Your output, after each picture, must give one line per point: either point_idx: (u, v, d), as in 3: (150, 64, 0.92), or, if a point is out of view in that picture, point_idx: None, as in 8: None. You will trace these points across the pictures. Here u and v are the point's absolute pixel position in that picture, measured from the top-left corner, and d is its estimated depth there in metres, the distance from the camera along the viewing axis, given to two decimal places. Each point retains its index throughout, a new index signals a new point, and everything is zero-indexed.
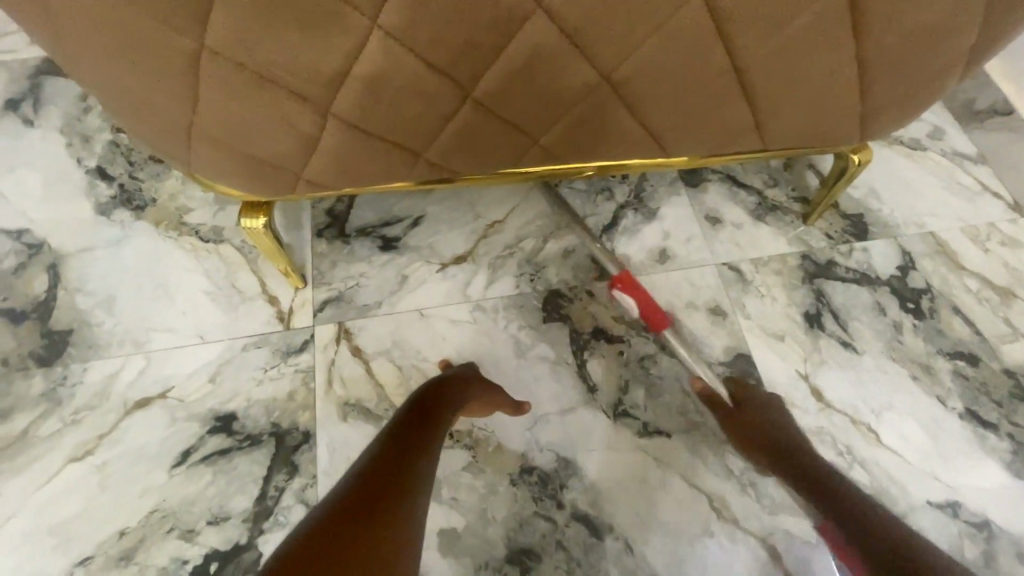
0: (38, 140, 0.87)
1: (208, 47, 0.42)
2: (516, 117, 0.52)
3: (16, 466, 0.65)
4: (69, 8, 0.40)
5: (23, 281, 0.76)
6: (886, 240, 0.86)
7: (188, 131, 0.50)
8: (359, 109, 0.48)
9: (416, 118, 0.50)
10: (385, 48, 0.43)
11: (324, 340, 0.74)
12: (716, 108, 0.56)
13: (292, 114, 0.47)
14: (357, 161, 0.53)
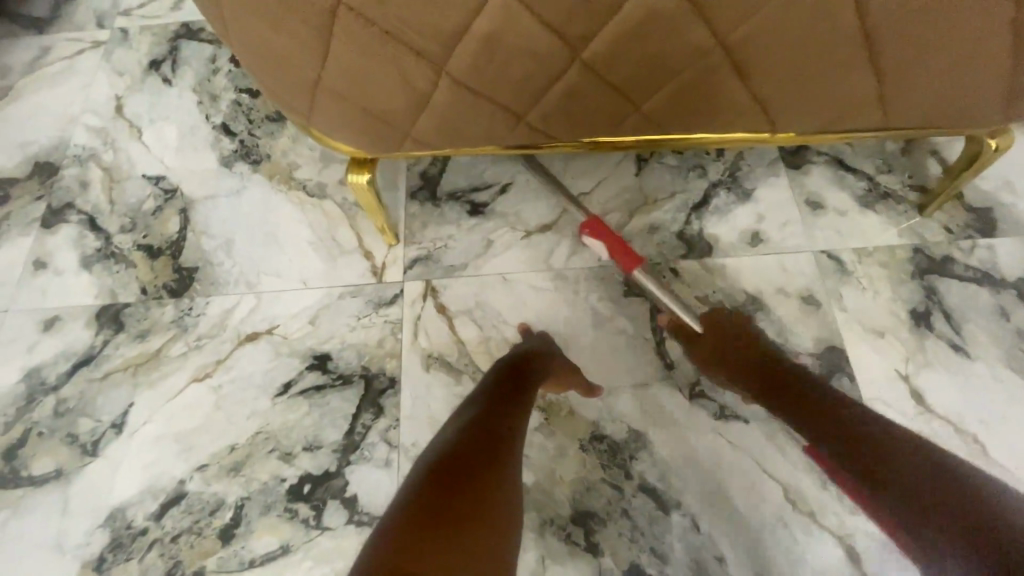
0: (174, 97, 0.98)
1: (344, 4, 0.45)
2: (621, 81, 0.52)
3: (150, 380, 0.75)
4: None
5: (160, 222, 0.86)
6: (1017, 238, 0.77)
7: (314, 86, 0.54)
8: (471, 68, 0.49)
9: (524, 79, 0.51)
10: (505, 7, 0.45)
11: (413, 294, 0.78)
12: (838, 79, 0.52)
13: (409, 71, 0.50)
14: (462, 121, 0.55)
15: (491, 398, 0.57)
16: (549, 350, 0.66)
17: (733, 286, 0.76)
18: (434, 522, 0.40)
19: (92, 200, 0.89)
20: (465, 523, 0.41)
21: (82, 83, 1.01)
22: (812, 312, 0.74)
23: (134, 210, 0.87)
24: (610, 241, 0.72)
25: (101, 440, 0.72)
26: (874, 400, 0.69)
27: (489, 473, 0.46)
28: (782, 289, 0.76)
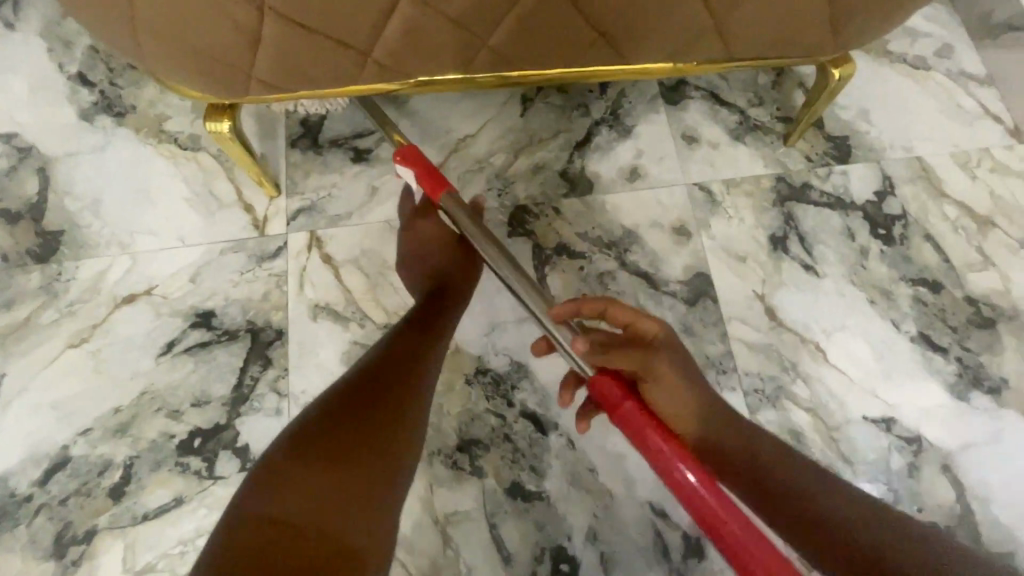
0: (19, 43, 0.88)
1: None
2: (459, 15, 0.51)
3: (22, 349, 0.72)
4: None
5: (16, 183, 0.80)
6: (868, 164, 0.83)
7: (133, 27, 0.51)
8: (294, 2, 0.47)
9: (355, 14, 0.49)
10: None
11: (297, 247, 0.77)
12: (670, 8, 0.53)
13: (229, 7, 0.47)
14: (304, 60, 0.54)
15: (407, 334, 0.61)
16: (456, 264, 0.68)
17: (612, 221, 0.79)
18: (314, 455, 0.47)
19: None
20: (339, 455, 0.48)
21: None
22: (683, 243, 0.79)
23: None
24: (420, 169, 0.63)
25: None
26: (733, 320, 0.75)
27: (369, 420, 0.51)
28: (656, 222, 0.79)
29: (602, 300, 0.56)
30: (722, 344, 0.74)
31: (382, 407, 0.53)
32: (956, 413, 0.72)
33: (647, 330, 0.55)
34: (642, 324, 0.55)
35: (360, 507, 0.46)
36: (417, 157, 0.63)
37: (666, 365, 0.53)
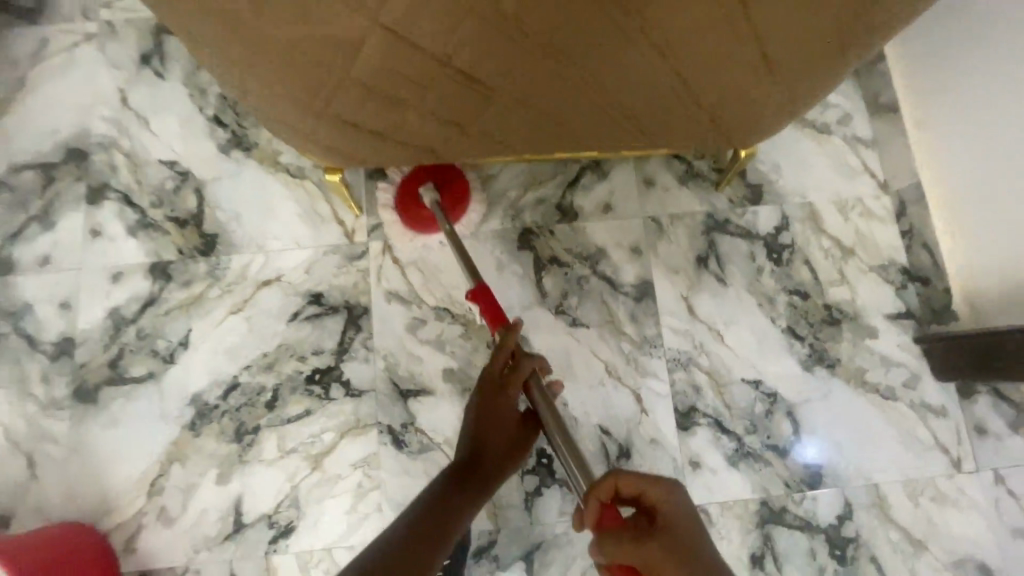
0: (169, 89, 1.22)
1: (320, 122, 0.78)
2: (497, 141, 0.87)
3: (200, 313, 1.11)
4: (251, 103, 0.77)
5: (181, 198, 1.17)
6: (773, 206, 1.18)
7: (306, 146, 0.87)
8: (404, 139, 0.84)
9: (438, 142, 0.85)
10: (417, 119, 0.79)
11: (375, 251, 1.14)
12: (623, 138, 0.88)
13: (368, 141, 0.84)
14: (403, 158, 0.90)
15: (501, 443, 0.92)
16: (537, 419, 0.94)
17: (589, 241, 1.16)
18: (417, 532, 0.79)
19: (123, 181, 1.17)
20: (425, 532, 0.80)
21: (85, 74, 1.23)
22: (636, 259, 1.15)
23: (159, 189, 1.17)
24: (485, 309, 0.92)
25: (175, 353, 1.10)
26: (665, 313, 1.13)
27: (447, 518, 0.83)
28: (619, 243, 1.16)
29: (611, 476, 0.72)
30: (656, 328, 1.13)
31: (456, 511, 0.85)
32: (802, 379, 1.11)
33: (656, 498, 0.72)
34: (652, 492, 0.72)
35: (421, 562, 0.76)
36: (485, 297, 0.93)
37: (662, 549, 0.67)
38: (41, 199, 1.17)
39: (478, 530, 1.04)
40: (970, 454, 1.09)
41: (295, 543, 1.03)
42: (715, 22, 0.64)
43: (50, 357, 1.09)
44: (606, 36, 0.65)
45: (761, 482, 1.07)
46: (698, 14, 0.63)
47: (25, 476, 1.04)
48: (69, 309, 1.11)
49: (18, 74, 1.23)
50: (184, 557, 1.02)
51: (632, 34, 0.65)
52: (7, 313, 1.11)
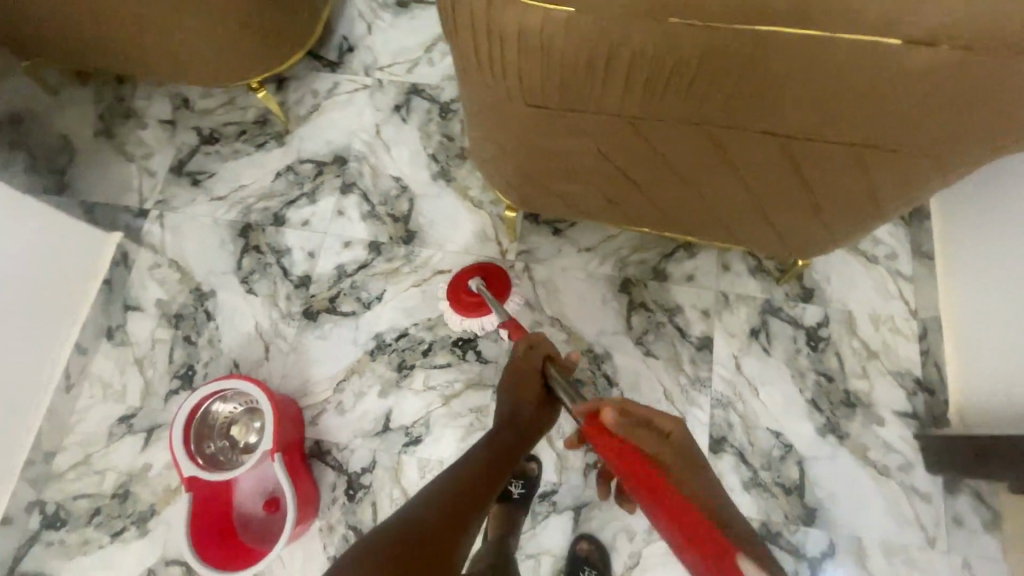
0: (408, 130, 1.80)
1: (527, 183, 1.27)
2: (630, 217, 1.32)
3: (394, 280, 1.62)
4: (490, 163, 1.27)
5: (399, 203, 1.71)
6: (819, 306, 1.54)
7: (508, 191, 1.36)
8: (571, 203, 1.30)
9: (591, 209, 1.31)
10: (585, 195, 1.25)
11: (519, 268, 1.62)
12: (716, 233, 1.30)
13: (548, 199, 1.31)
14: (565, 212, 1.37)
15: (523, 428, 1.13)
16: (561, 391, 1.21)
17: (672, 298, 1.57)
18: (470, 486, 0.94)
19: (364, 183, 1.74)
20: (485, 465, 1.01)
21: (357, 110, 1.84)
22: (704, 319, 1.55)
23: (386, 193, 1.72)
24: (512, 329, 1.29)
25: (371, 303, 1.60)
26: (718, 363, 1.51)
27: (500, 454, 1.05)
28: (693, 305, 1.56)
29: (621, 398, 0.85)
30: (708, 373, 1.50)
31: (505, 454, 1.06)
32: (814, 439, 1.44)
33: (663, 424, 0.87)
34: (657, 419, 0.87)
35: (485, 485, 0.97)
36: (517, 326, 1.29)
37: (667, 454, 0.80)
38: (310, 183, 1.75)
39: (545, 479, 1.43)
40: (944, 536, 1.35)
41: (419, 450, 1.46)
42: (789, 182, 1.03)
43: (294, 285, 1.63)
44: (717, 178, 1.07)
45: (765, 508, 1.39)
46: (778, 177, 1.02)
47: (261, 358, 1.57)
48: (313, 258, 1.66)
49: (315, 100, 1.86)
50: (349, 436, 1.48)
51: (734, 179, 1.06)
52: (275, 250, 1.68)
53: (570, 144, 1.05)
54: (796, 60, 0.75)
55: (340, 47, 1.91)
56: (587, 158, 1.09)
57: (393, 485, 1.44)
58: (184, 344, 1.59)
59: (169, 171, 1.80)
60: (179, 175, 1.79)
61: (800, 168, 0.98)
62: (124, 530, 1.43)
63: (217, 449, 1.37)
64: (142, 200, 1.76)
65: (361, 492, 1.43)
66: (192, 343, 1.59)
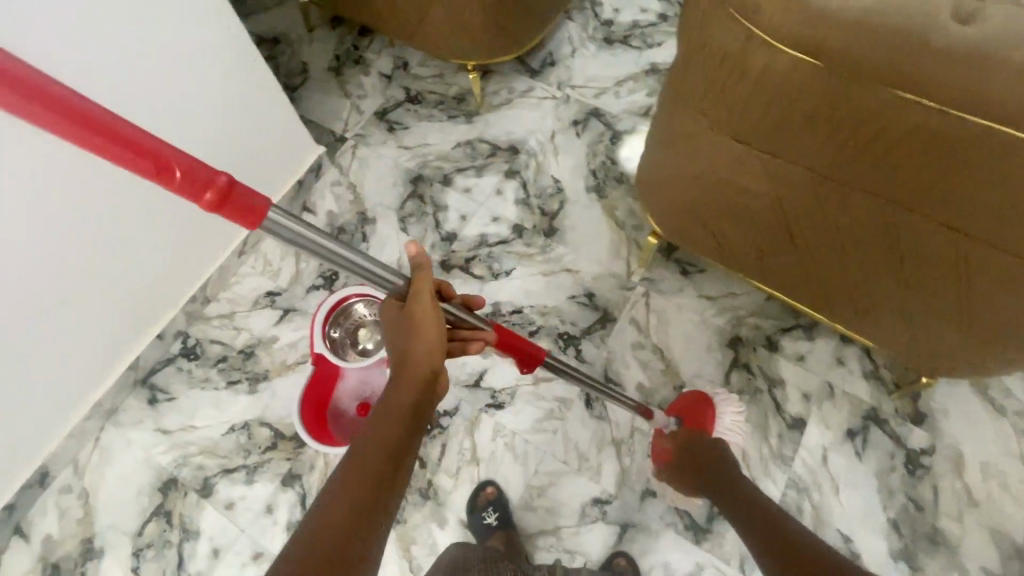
0: (579, 144, 1.99)
1: (687, 215, 1.42)
2: (770, 274, 1.42)
3: (525, 263, 1.78)
4: (660, 189, 1.44)
5: (551, 200, 1.88)
6: (928, 433, 1.50)
7: (664, 219, 1.51)
8: (720, 245, 1.43)
9: (737, 256, 1.43)
10: (737, 242, 1.37)
11: (639, 292, 1.72)
12: (850, 312, 1.36)
13: (700, 235, 1.45)
14: (708, 252, 1.49)
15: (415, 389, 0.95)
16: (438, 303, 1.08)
17: (777, 370, 1.59)
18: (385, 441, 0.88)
19: (527, 174, 1.94)
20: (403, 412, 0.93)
21: (541, 114, 2.06)
22: (804, 402, 1.55)
23: (543, 189, 1.90)
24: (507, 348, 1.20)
25: (499, 275, 1.77)
26: (804, 448, 1.50)
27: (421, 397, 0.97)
28: (797, 384, 1.57)
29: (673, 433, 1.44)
30: (793, 453, 1.50)
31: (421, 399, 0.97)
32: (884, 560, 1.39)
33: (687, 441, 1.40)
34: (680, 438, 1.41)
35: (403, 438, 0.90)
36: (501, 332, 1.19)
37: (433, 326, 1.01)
38: (482, 160, 1.97)
39: (604, 487, 1.48)
40: None
41: (499, 415, 1.56)
42: (947, 282, 1.09)
43: (441, 238, 1.83)
44: (874, 258, 1.15)
45: None
46: (936, 273, 1.09)
47: None
48: (464, 221, 1.86)
49: (509, 94, 2.10)
50: None
51: (891, 263, 1.13)
52: (434, 204, 1.90)
53: (749, 180, 1.17)
54: (1007, 157, 0.83)
55: (544, 59, 2.16)
56: (757, 198, 1.21)
57: (465, 436, 1.54)
58: None
59: (373, 113, 2.09)
60: (379, 119, 2.08)
61: (958, 267, 1.04)
62: (239, 383, 1.64)
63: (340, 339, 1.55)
64: (345, 129, 2.06)
65: (437, 429, 1.55)
66: None
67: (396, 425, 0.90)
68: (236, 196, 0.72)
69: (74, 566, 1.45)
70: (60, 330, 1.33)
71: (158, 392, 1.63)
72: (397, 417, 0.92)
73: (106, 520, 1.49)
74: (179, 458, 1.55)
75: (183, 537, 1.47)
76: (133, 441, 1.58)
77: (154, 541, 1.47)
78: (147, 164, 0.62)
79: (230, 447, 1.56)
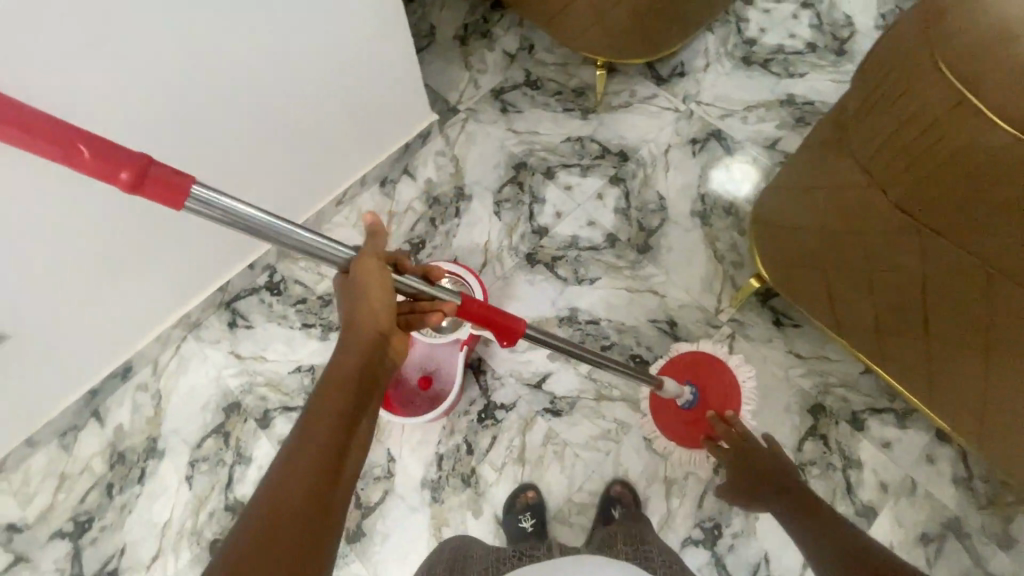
0: (693, 164, 1.89)
1: (806, 263, 1.33)
2: (876, 349, 1.31)
3: (611, 276, 1.72)
4: (785, 228, 1.34)
5: (652, 216, 1.81)
6: (1011, 561, 1.37)
7: (777, 259, 1.43)
8: (830, 303, 1.33)
9: (845, 320, 1.33)
10: (854, 306, 1.28)
11: (724, 332, 1.63)
12: (959, 412, 1.25)
13: (812, 287, 1.35)
14: (813, 305, 1.40)
15: (362, 354, 0.86)
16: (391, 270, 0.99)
17: (856, 450, 1.48)
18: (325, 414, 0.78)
19: (632, 185, 1.87)
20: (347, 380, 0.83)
21: (660, 125, 1.97)
22: (879, 491, 1.45)
23: (645, 203, 1.83)
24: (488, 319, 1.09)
25: (583, 281, 1.72)
26: None
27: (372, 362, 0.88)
28: (875, 470, 1.46)
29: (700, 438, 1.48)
30: None
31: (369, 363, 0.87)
32: None
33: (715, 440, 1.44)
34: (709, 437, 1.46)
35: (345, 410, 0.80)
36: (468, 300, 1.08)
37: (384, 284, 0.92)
38: (589, 160, 1.91)
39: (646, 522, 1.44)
40: None
41: (554, 422, 1.53)
42: None
43: (531, 230, 1.80)
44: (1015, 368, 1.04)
45: None
46: None
47: (476, 268, 1.76)
48: (558, 219, 1.82)
49: (630, 98, 2.02)
50: (506, 371, 1.58)
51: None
52: (532, 195, 1.86)
53: (891, 251, 1.09)
54: None
55: (674, 69, 2.06)
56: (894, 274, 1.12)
57: (517, 434, 1.53)
58: (428, 222, 1.83)
59: (490, 90, 2.06)
60: (494, 97, 2.05)
61: None
62: (313, 327, 1.68)
63: None
64: (459, 100, 2.04)
65: (490, 420, 1.54)
66: (434, 226, 1.83)
67: (339, 396, 0.81)
68: (156, 175, 0.74)
69: (135, 460, 1.54)
70: (177, 234, 1.41)
71: (239, 317, 1.70)
72: (343, 388, 0.82)
73: (172, 425, 1.58)
74: (246, 384, 1.62)
75: (235, 460, 1.53)
76: (208, 358, 1.65)
77: (209, 456, 1.54)
78: (51, 148, 0.66)
79: (294, 386, 1.61)
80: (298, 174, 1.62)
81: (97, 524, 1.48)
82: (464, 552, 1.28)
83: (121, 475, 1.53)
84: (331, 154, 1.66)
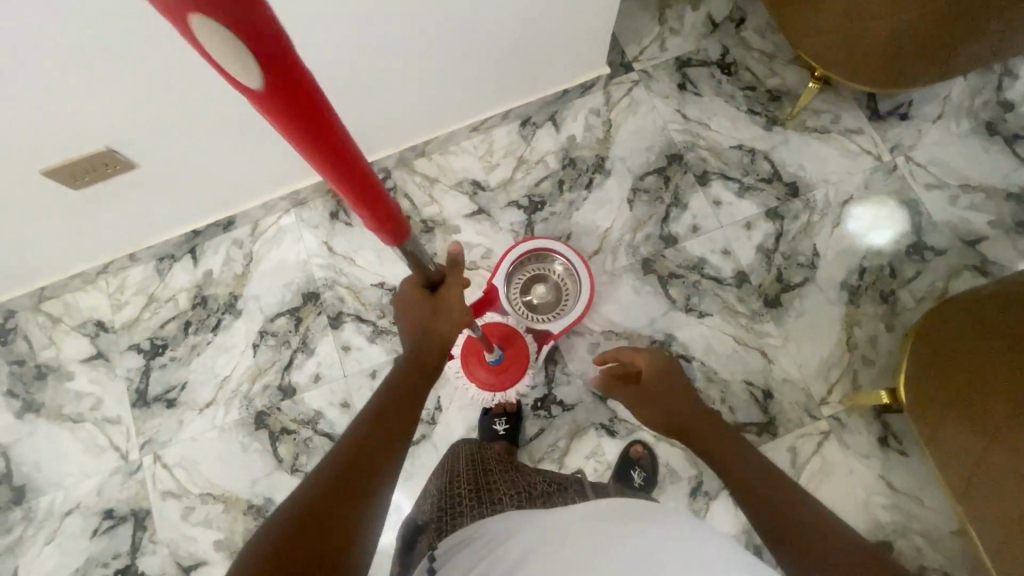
0: (868, 229, 1.62)
1: (995, 351, 1.16)
2: (980, 456, 1.13)
3: (724, 318, 1.57)
4: (1003, 316, 1.19)
5: (795, 271, 1.59)
6: None
7: (951, 335, 1.25)
8: (975, 394, 1.16)
9: (970, 415, 1.16)
10: (1009, 411, 1.10)
11: (818, 426, 1.49)
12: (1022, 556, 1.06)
13: (969, 372, 1.18)
14: (944, 389, 1.22)
15: (430, 355, 0.92)
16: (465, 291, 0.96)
17: None
18: (388, 401, 0.86)
19: (790, 227, 1.63)
20: (413, 376, 0.90)
21: (851, 169, 1.67)
22: None
23: (795, 253, 1.61)
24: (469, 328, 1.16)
25: (691, 312, 1.57)
26: None
27: (437, 363, 0.94)
28: None
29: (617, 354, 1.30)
30: None
31: (434, 364, 0.93)
32: None
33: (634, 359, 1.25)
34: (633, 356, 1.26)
35: (408, 401, 0.87)
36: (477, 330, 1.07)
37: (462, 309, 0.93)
38: (752, 181, 1.67)
39: None
40: None
41: (606, 439, 1.48)
42: None
43: (660, 234, 1.63)
44: None
45: None
46: None
47: (587, 252, 1.63)
48: (692, 233, 1.63)
49: (830, 125, 1.71)
50: (578, 370, 1.53)
51: None
52: (675, 196, 1.66)
53: None
54: None
55: (898, 108, 1.70)
56: None
57: (565, 435, 1.49)
58: (555, 183, 1.68)
59: (675, 57, 1.78)
60: (677, 67, 1.77)
61: None
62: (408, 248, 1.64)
63: (520, 281, 1.49)
64: (637, 57, 1.78)
65: (543, 412, 1.51)
66: (561, 189, 1.68)
67: (403, 386, 0.88)
68: (393, 216, 0.71)
69: (214, 309, 1.61)
70: None
71: (341, 211, 1.66)
72: (410, 381, 0.89)
73: (254, 290, 1.62)
74: (329, 280, 1.62)
75: (299, 347, 1.57)
76: (303, 239, 1.65)
77: (278, 333, 1.58)
78: (344, 182, 0.59)
79: (372, 299, 1.60)
80: (447, 97, 1.50)
81: (169, 352, 1.58)
82: (483, 467, 1.12)
83: (199, 318, 1.60)
84: (488, 80, 1.50)
